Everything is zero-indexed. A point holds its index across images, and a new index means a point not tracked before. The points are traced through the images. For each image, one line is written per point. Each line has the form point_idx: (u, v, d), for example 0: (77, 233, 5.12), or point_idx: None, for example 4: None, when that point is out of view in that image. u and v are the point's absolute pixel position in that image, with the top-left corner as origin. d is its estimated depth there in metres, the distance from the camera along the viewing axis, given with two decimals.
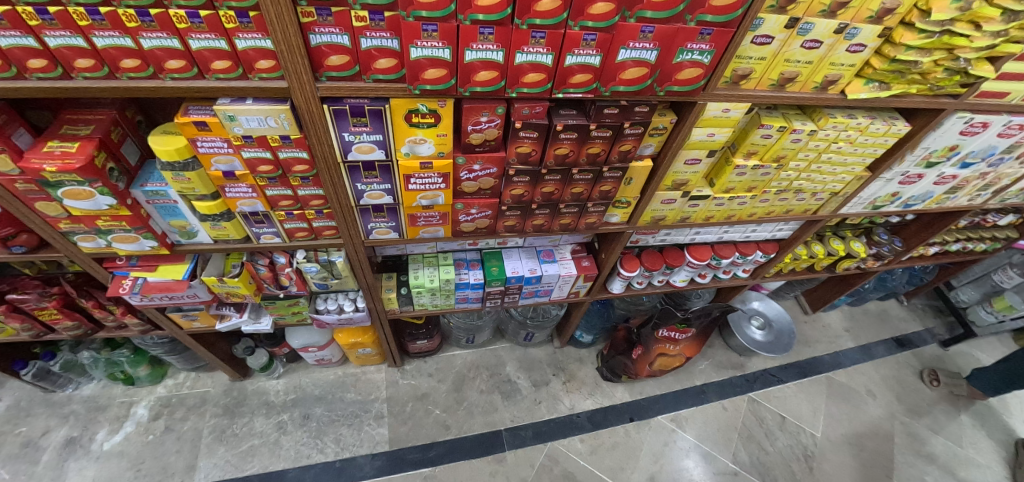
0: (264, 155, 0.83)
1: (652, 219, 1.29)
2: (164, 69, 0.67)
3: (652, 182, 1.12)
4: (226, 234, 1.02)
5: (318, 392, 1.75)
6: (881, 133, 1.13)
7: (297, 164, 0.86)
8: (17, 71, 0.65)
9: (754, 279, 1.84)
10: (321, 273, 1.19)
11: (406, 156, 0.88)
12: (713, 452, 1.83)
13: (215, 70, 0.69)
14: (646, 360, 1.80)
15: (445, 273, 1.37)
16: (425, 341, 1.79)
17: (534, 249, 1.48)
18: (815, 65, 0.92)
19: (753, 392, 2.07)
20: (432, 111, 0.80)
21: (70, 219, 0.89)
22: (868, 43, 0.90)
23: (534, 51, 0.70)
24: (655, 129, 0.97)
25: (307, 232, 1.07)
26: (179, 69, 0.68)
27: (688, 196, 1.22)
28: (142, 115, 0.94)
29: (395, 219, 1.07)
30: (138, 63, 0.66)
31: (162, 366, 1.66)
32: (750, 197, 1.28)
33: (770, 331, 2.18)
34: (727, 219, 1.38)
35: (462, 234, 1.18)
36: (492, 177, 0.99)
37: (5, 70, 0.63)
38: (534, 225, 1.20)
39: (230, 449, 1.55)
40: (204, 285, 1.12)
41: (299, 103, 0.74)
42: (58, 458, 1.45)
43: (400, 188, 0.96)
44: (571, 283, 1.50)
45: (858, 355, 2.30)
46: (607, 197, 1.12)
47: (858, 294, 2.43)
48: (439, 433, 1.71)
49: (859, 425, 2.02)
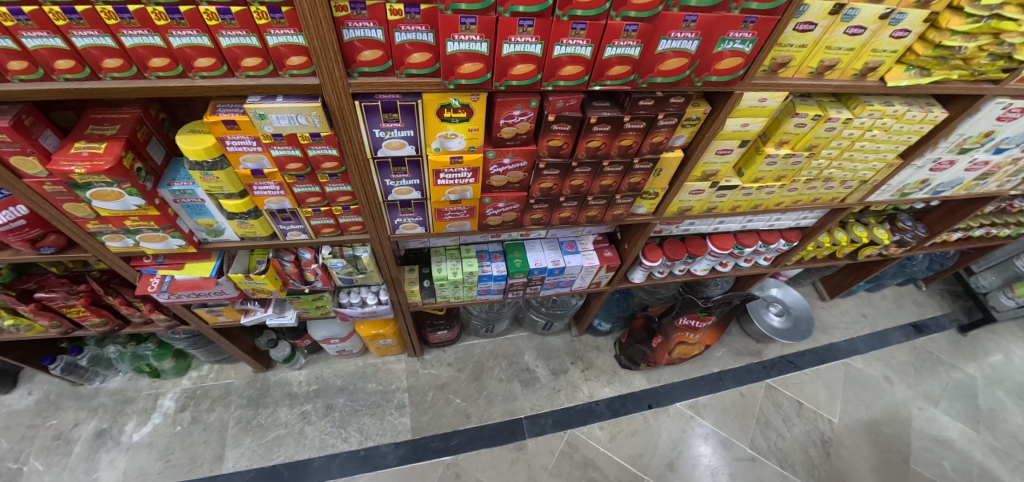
0: (293, 154, 0.81)
1: (679, 210, 1.27)
2: (193, 67, 0.66)
3: (682, 173, 1.09)
4: (253, 231, 1.00)
5: (340, 383, 1.77)
6: (917, 120, 1.10)
7: (325, 160, 0.84)
8: (44, 73, 0.63)
9: (775, 267, 1.85)
10: (346, 268, 1.16)
11: (436, 151, 0.86)
12: (731, 438, 1.88)
13: (244, 68, 0.67)
14: (666, 349, 1.83)
15: (468, 266, 1.37)
16: (445, 331, 1.80)
17: (556, 241, 1.47)
18: (857, 51, 0.89)
19: (771, 378, 2.12)
20: (464, 105, 0.78)
21: (98, 220, 0.88)
22: (913, 28, 0.86)
23: (573, 43, 0.68)
24: (688, 120, 0.95)
25: (333, 228, 1.04)
26: (208, 67, 0.66)
27: (716, 186, 1.20)
28: (165, 113, 0.92)
29: (422, 214, 1.05)
30: (167, 62, 0.64)
31: (186, 358, 1.68)
32: (779, 186, 1.27)
33: (788, 318, 2.21)
34: (755, 209, 1.37)
35: (488, 228, 1.16)
36: (522, 171, 0.97)
37: (32, 72, 0.62)
38: (560, 217, 1.18)
39: (256, 439, 1.59)
40: (231, 282, 1.12)
41: (331, 100, 0.72)
42: (89, 450, 1.49)
43: (428, 183, 0.95)
44: (593, 274, 1.50)
45: (874, 341, 2.37)
46: (635, 189, 1.11)
47: (876, 279, 2.47)
48: (460, 422, 1.74)
49: (877, 411, 2.09)
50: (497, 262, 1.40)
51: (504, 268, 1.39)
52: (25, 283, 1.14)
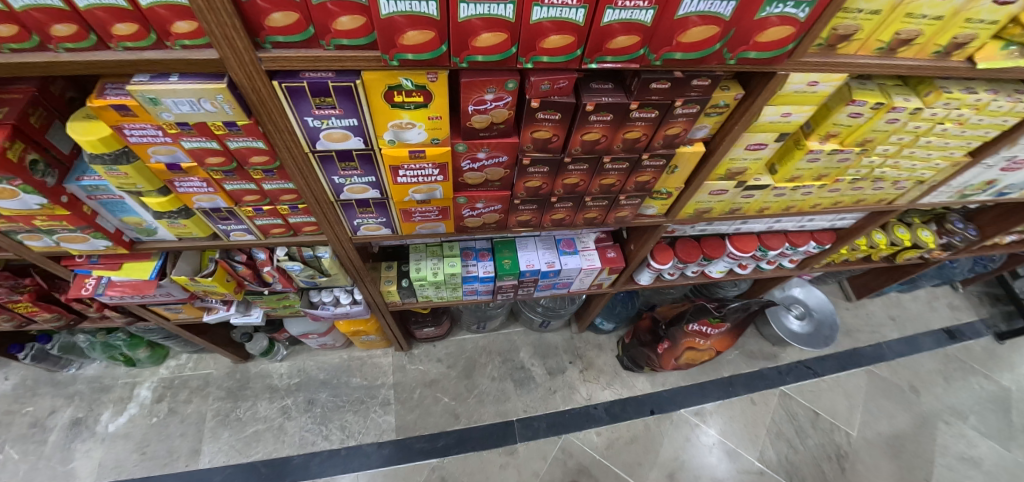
0: (210, 146, 0.65)
1: (694, 211, 1.08)
2: (51, 38, 0.48)
3: (701, 171, 0.91)
4: (189, 232, 0.86)
5: (323, 376, 1.69)
6: (1002, 113, 0.90)
7: (252, 154, 0.68)
8: None
9: (801, 270, 1.69)
10: (307, 271, 1.02)
11: (390, 144, 0.69)
12: (738, 449, 1.79)
13: (119, 38, 0.49)
14: (673, 355, 1.67)
15: (450, 266, 1.21)
16: (433, 328, 1.68)
17: (553, 238, 1.30)
18: (947, 20, 0.66)
19: (785, 385, 2.02)
20: (419, 87, 0.60)
21: (5, 218, 0.75)
22: None
23: (559, 4, 0.48)
24: (714, 107, 0.76)
25: (284, 229, 0.90)
26: (71, 37, 0.48)
27: (742, 186, 1.01)
28: (79, 91, 0.75)
29: (386, 214, 0.89)
30: (16, 30, 0.46)
31: (162, 347, 1.61)
32: (818, 186, 1.10)
33: (809, 321, 2.08)
34: (785, 211, 1.20)
35: (467, 230, 1.00)
36: (502, 167, 0.79)
37: None
38: (553, 219, 1.02)
39: (234, 433, 1.53)
40: (177, 284, 1.00)
41: (240, 80, 0.54)
42: (65, 439, 1.45)
43: (387, 181, 0.78)
44: (594, 275, 1.33)
45: (902, 347, 2.30)
46: (643, 189, 0.93)
47: (912, 280, 2.35)
48: (448, 423, 1.66)
49: (900, 425, 2.02)
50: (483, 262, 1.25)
51: (491, 269, 1.24)
52: None
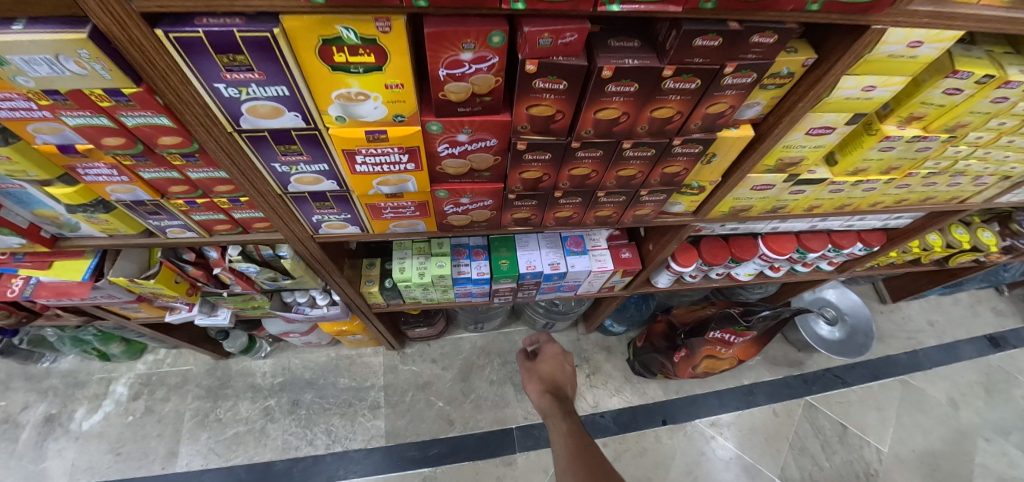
0: (100, 123, 0.50)
1: (730, 210, 0.92)
2: None
3: (747, 160, 0.72)
4: (115, 228, 0.72)
5: (308, 376, 1.58)
6: None
7: (159, 134, 0.52)
8: None
9: (838, 273, 1.49)
10: (265, 273, 0.88)
11: (338, 121, 0.52)
12: (757, 465, 1.65)
13: None
14: (690, 363, 1.51)
15: (438, 268, 1.05)
16: (425, 329, 1.57)
17: (558, 236, 1.12)
18: None
19: (812, 396, 1.86)
20: (367, 41, 0.42)
21: None
22: None
23: None
24: (773, 76, 0.58)
25: (230, 225, 0.75)
26: None
27: (793, 180, 0.82)
28: None
29: (350, 210, 0.74)
30: None
31: (138, 342, 1.51)
32: (884, 181, 0.91)
33: (841, 326, 1.90)
34: (838, 210, 1.01)
35: (452, 228, 0.84)
36: (490, 154, 0.62)
37: None
38: (558, 217, 0.86)
39: (213, 435, 1.44)
40: (118, 286, 0.87)
41: (107, 27, 0.37)
42: (37, 437, 1.38)
43: (343, 169, 0.61)
44: (605, 278, 1.16)
45: (940, 355, 2.10)
46: (670, 182, 0.75)
47: (956, 283, 2.14)
48: (443, 429, 1.54)
49: (936, 441, 1.85)
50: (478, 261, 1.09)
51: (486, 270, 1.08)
52: None
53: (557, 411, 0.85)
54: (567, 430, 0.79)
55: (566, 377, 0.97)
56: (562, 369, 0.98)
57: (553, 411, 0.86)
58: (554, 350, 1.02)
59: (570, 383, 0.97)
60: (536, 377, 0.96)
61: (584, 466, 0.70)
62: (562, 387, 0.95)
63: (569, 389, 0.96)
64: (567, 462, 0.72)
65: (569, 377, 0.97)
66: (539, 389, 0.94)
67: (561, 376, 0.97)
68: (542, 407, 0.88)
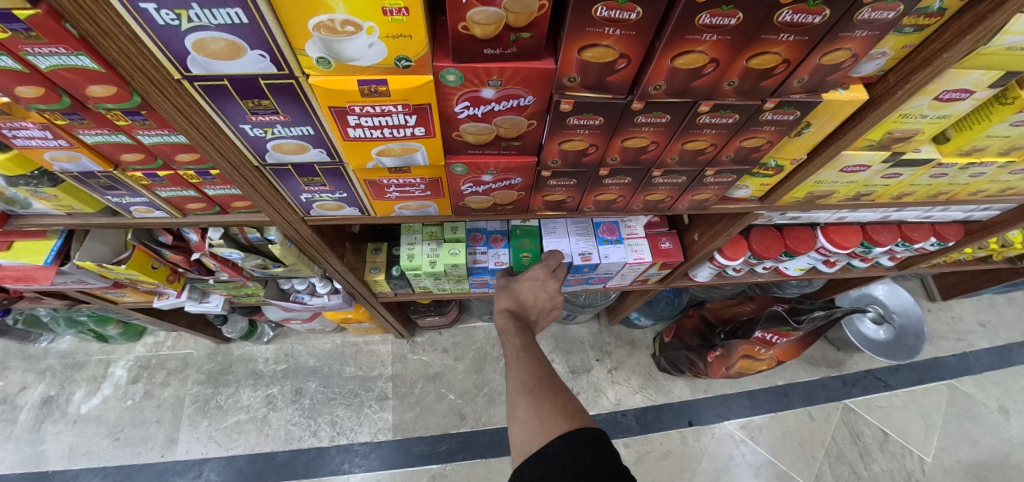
0: (4, 64, 0.37)
1: (806, 196, 0.77)
2: None
3: (848, 134, 0.57)
4: (70, 205, 0.60)
5: (313, 364, 1.53)
6: None
7: (85, 81, 0.39)
8: None
9: (899, 270, 1.33)
10: (252, 260, 0.76)
11: (322, 65, 0.38)
12: (790, 472, 1.55)
13: None
14: (724, 363, 1.38)
15: (452, 256, 0.92)
16: (436, 317, 1.45)
17: (590, 221, 0.98)
18: None
19: (851, 399, 1.74)
20: None
21: None
22: None
23: None
24: (916, 15, 0.42)
25: (205, 203, 0.63)
26: None
27: (894, 161, 0.67)
28: None
29: (346, 188, 0.61)
30: None
31: (136, 324, 1.47)
32: (1000, 164, 0.74)
33: (890, 328, 1.74)
34: (930, 199, 0.86)
35: (469, 211, 0.71)
36: (522, 116, 0.47)
37: None
38: (598, 201, 0.72)
39: (214, 424, 1.41)
40: (89, 271, 0.76)
41: None
42: (35, 419, 1.37)
43: (334, 134, 0.48)
44: (640, 271, 1.03)
45: (995, 359, 1.93)
46: (745, 160, 0.60)
47: (1019, 282, 1.96)
48: (453, 424, 1.47)
49: (988, 453, 1.70)
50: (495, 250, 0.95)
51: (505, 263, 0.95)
52: None
53: (513, 327, 0.75)
54: (521, 346, 0.71)
55: (540, 303, 0.81)
56: (537, 293, 0.81)
57: (510, 328, 0.75)
58: (537, 272, 0.81)
59: (545, 309, 0.83)
60: (508, 292, 0.81)
61: (531, 373, 0.64)
62: (528, 310, 0.82)
63: (536, 313, 0.83)
64: (515, 371, 0.66)
65: (543, 304, 0.82)
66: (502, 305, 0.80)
67: (531, 301, 0.81)
68: (498, 323, 0.77)
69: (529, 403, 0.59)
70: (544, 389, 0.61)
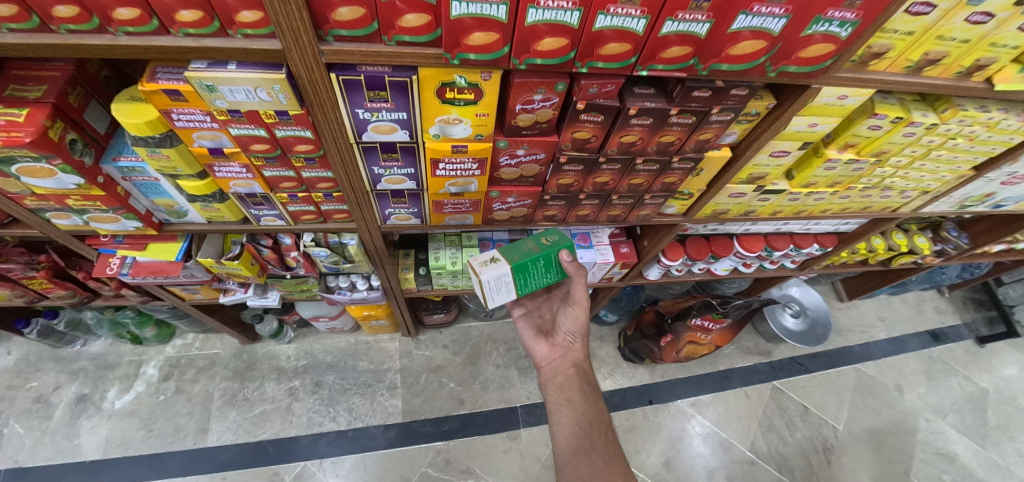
0: (258, 134, 0.66)
1: (712, 212, 1.15)
2: (174, 22, 0.50)
3: (725, 175, 0.95)
4: (221, 215, 0.88)
5: (330, 360, 1.74)
6: (1010, 130, 0.98)
7: (298, 143, 0.69)
8: (40, 20, 0.50)
9: (802, 270, 1.75)
10: (331, 257, 1.05)
11: (435, 137, 0.70)
12: (732, 440, 1.91)
13: (241, 24, 0.50)
14: (674, 348, 1.76)
15: (469, 256, 1.22)
16: (442, 314, 1.72)
17: (568, 232, 1.32)
18: (917, 36, 0.70)
19: (778, 380, 2.14)
20: (472, 85, 0.60)
21: (36, 197, 0.77)
22: (998, 12, 0.67)
23: (622, 13, 0.49)
24: (745, 115, 0.79)
25: (314, 215, 0.92)
26: (194, 23, 0.50)
27: (761, 190, 1.06)
28: (111, 70, 0.76)
29: (417, 205, 0.92)
30: (199, 16, 0.49)
31: (169, 326, 1.65)
32: (831, 192, 1.15)
33: (804, 320, 2.18)
34: (797, 215, 1.26)
35: (494, 222, 1.03)
36: (537, 164, 0.81)
37: (26, 20, 0.49)
38: (578, 215, 1.05)
39: (242, 413, 1.59)
40: (201, 266, 1.01)
41: (299, 72, 0.55)
42: (70, 415, 1.50)
43: (425, 172, 0.80)
44: (606, 270, 1.37)
45: (888, 347, 2.41)
46: (668, 189, 0.96)
47: (902, 285, 2.48)
48: (454, 407, 1.72)
49: (884, 422, 2.13)
50: (499, 273, 0.91)
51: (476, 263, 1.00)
52: None
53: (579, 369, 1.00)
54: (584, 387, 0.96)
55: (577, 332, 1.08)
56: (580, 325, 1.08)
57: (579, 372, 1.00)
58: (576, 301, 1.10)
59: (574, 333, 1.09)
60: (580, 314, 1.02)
61: (594, 412, 0.92)
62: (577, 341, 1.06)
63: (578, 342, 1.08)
64: (581, 406, 0.93)
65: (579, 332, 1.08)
66: (561, 338, 1.05)
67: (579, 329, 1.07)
68: (564, 357, 1.03)
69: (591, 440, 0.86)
70: (599, 432, 0.89)
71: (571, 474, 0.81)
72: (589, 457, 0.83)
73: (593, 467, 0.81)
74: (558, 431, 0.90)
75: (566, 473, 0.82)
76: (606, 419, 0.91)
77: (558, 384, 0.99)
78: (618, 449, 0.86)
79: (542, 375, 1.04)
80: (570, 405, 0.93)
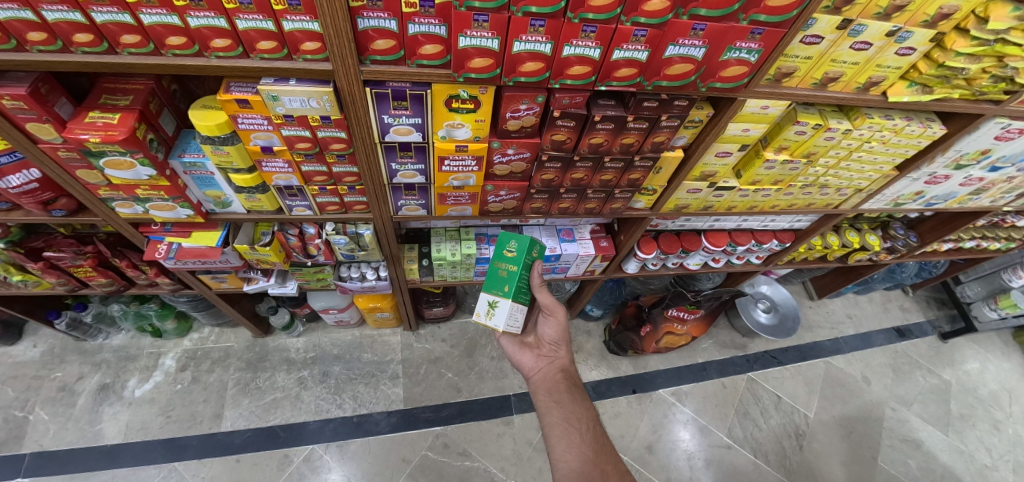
0: (304, 134, 0.84)
1: (675, 206, 1.35)
2: (254, 49, 0.67)
3: (681, 173, 1.15)
4: (260, 205, 1.06)
5: (336, 351, 1.88)
6: (915, 135, 1.18)
7: (334, 142, 0.87)
8: (154, 47, 0.67)
9: (766, 266, 1.94)
10: (349, 245, 1.24)
11: (442, 139, 0.89)
12: (709, 426, 2.05)
13: (303, 51, 0.68)
14: (653, 338, 1.95)
15: (468, 248, 1.39)
16: (440, 308, 1.87)
17: (554, 228, 1.50)
18: (815, 61, 0.90)
19: (753, 372, 2.29)
20: (472, 97, 0.79)
21: (110, 187, 0.92)
22: (874, 41, 0.87)
23: (582, 44, 0.69)
24: (691, 121, 0.99)
25: (338, 206, 1.11)
26: (269, 50, 0.67)
27: (713, 186, 1.27)
28: (177, 84, 0.93)
29: (425, 197, 1.11)
30: (274, 45, 0.66)
31: (187, 320, 1.78)
32: (775, 189, 1.35)
33: (775, 314, 2.36)
34: (750, 209, 1.46)
35: (489, 213, 1.21)
36: (524, 162, 1.00)
37: (144, 46, 0.66)
38: (560, 207, 1.24)
39: (254, 401, 1.70)
40: (236, 252, 1.18)
41: (342, 87, 0.74)
42: (93, 402, 1.61)
43: (433, 168, 0.98)
44: (589, 262, 1.54)
45: (857, 342, 2.54)
46: (634, 185, 1.15)
47: (866, 284, 2.67)
48: (451, 395, 1.84)
49: (852, 410, 2.25)
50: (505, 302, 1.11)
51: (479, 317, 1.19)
52: (33, 241, 1.19)
53: (562, 377, 1.11)
54: (570, 391, 1.07)
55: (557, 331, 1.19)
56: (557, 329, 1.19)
57: (567, 382, 1.10)
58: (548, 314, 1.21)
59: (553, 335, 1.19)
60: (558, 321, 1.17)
61: (582, 409, 1.02)
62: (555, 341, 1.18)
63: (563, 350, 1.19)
64: (571, 405, 1.02)
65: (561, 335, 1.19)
66: (546, 348, 1.18)
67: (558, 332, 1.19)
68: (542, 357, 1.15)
69: (581, 432, 0.95)
70: (589, 423, 0.98)
71: (563, 467, 0.88)
72: (580, 448, 0.91)
73: (583, 457, 0.90)
74: (550, 431, 0.96)
75: (559, 468, 0.89)
76: (595, 414, 1.01)
77: (547, 390, 1.08)
78: (606, 440, 0.95)
79: (532, 383, 1.13)
80: (559, 406, 1.01)
